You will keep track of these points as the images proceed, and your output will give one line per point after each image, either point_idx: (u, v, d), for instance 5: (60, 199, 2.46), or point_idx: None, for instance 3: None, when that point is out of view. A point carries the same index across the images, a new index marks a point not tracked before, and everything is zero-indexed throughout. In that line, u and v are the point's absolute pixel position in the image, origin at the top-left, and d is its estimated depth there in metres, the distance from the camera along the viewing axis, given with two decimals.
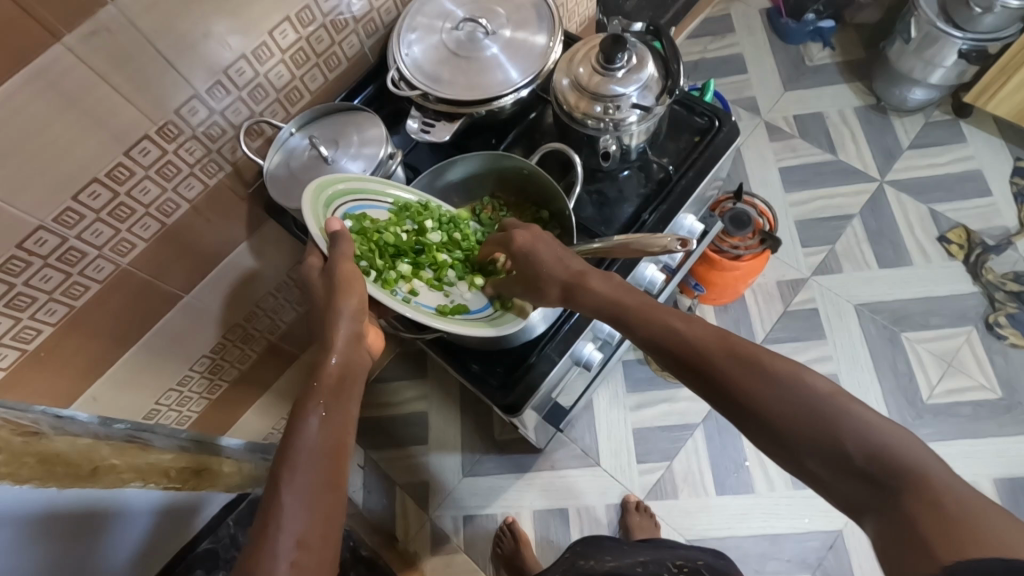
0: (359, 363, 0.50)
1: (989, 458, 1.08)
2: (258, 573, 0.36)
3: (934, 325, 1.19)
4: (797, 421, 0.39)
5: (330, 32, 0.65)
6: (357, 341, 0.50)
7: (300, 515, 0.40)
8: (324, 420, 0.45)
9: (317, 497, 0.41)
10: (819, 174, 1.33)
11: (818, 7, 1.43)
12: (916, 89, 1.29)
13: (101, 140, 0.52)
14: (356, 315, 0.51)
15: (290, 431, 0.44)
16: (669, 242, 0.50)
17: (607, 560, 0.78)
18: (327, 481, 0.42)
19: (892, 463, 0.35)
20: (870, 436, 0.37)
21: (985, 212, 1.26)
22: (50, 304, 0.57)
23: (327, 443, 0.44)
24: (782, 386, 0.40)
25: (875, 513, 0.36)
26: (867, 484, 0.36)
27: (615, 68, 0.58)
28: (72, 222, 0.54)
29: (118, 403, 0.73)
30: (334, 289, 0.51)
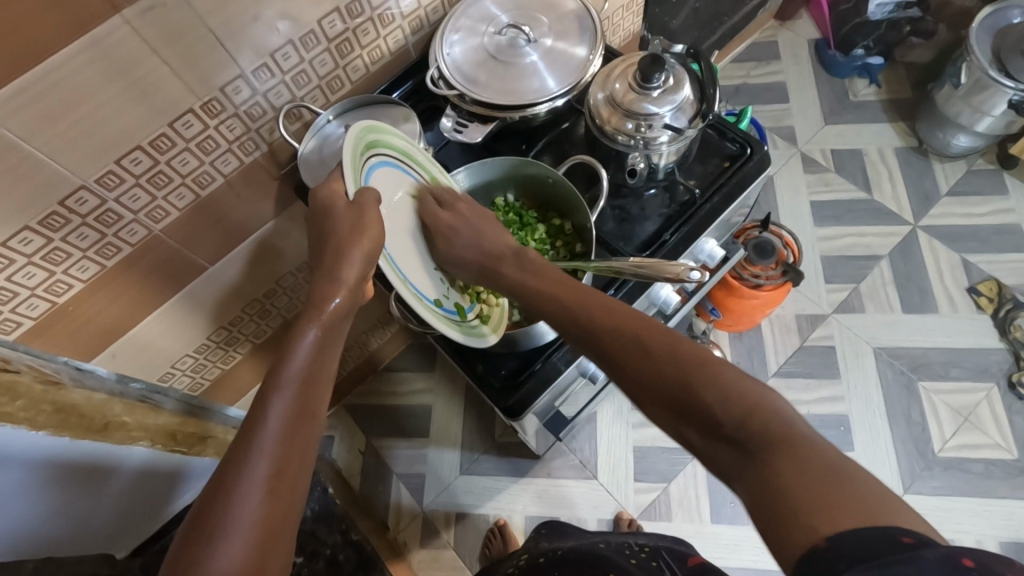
0: (354, 305, 0.52)
1: (997, 519, 1.05)
2: (230, 484, 0.40)
3: (954, 377, 1.16)
4: (676, 389, 0.42)
5: (376, 25, 0.66)
6: (360, 283, 0.52)
7: (278, 440, 0.43)
8: (311, 353, 0.48)
9: (294, 425, 0.44)
10: (851, 211, 1.31)
11: (868, 42, 1.41)
12: (960, 135, 1.27)
13: (147, 110, 0.54)
14: (368, 260, 0.51)
15: (280, 359, 0.47)
16: (681, 271, 0.53)
17: (569, 538, 0.84)
18: (305, 410, 0.45)
19: (756, 429, 0.38)
20: (737, 403, 0.39)
21: (1020, 267, 1.23)
22: (83, 261, 0.60)
23: (309, 375, 0.47)
24: (669, 361, 0.43)
25: (745, 478, 0.37)
26: (739, 447, 0.38)
27: (651, 87, 0.58)
28: (112, 185, 0.57)
29: (135, 362, 0.75)
30: (351, 230, 0.50)
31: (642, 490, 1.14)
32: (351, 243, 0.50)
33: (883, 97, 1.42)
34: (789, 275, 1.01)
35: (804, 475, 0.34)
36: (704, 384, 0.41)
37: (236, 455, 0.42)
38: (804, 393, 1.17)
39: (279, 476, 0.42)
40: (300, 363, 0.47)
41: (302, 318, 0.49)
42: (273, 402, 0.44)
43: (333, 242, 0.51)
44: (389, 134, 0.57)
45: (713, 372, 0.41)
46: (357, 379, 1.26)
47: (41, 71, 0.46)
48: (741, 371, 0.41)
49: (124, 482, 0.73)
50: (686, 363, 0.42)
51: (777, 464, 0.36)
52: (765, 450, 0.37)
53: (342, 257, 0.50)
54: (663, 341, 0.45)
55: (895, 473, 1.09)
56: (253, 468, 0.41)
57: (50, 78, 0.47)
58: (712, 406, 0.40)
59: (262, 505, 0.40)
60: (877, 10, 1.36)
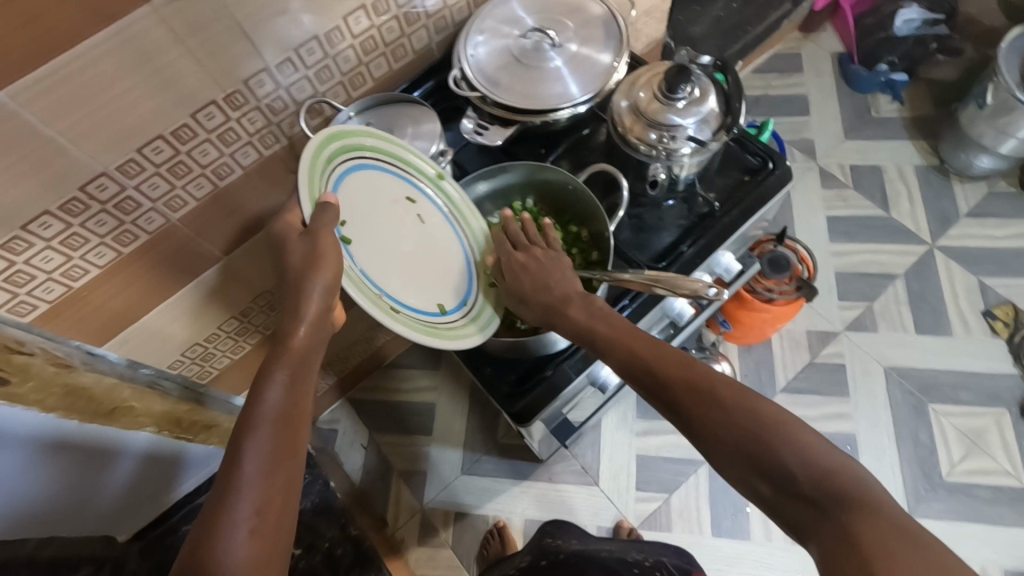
0: (323, 336, 0.53)
1: (1001, 547, 1.04)
2: (218, 531, 0.42)
3: (965, 401, 1.14)
4: (745, 437, 0.44)
5: (401, 24, 0.66)
6: (325, 314, 0.52)
7: (259, 479, 0.44)
8: (285, 389, 0.49)
9: (274, 466, 0.45)
10: (867, 228, 1.30)
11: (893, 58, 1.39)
12: (983, 155, 1.25)
13: (172, 100, 0.55)
14: (329, 289, 0.50)
15: (253, 398, 0.47)
16: (700, 287, 0.53)
17: (573, 541, 0.83)
18: (284, 447, 0.46)
19: (831, 485, 0.39)
20: (815, 461, 0.41)
21: None
22: (100, 247, 0.60)
23: (285, 413, 0.48)
24: (734, 410, 0.45)
25: (817, 534, 0.39)
26: (814, 504, 0.40)
27: (676, 98, 0.58)
28: (132, 172, 0.57)
29: (144, 350, 0.75)
30: (309, 263, 0.50)
31: (643, 499, 1.14)
32: (312, 274, 0.50)
33: (905, 115, 1.41)
34: (798, 293, 1.01)
35: (892, 539, 0.36)
36: (786, 442, 0.42)
37: (218, 499, 0.43)
38: (812, 410, 1.16)
39: (263, 514, 0.43)
40: (272, 402, 0.47)
41: (270, 360, 0.49)
42: (250, 439, 0.45)
43: (292, 275, 0.50)
44: (352, 136, 0.57)
45: (791, 431, 0.42)
46: (363, 373, 1.26)
47: (69, 58, 0.46)
48: (810, 426, 0.43)
49: (132, 465, 0.76)
50: (766, 423, 0.44)
51: (858, 523, 0.37)
52: (842, 506, 0.38)
53: (303, 291, 0.50)
54: (731, 395, 0.46)
55: (900, 495, 1.08)
56: (235, 509, 0.43)
57: (78, 64, 0.47)
58: (785, 460, 0.42)
59: (248, 545, 0.42)
60: (904, 25, 1.36)
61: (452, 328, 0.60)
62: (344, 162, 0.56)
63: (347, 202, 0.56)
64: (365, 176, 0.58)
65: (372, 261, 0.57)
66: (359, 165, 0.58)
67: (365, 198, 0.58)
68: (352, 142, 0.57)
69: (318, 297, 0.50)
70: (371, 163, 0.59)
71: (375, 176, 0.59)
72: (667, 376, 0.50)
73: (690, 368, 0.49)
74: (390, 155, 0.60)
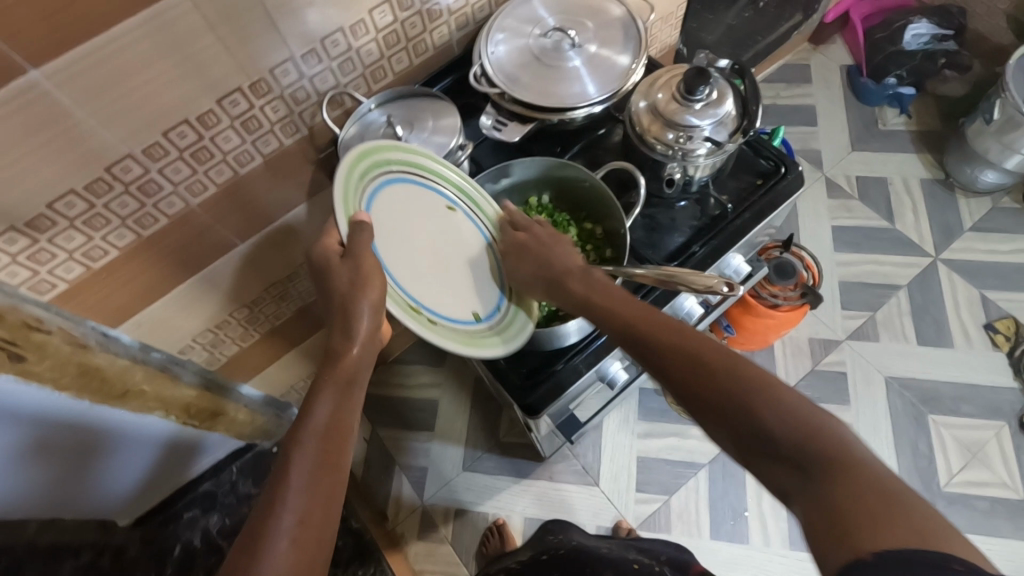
0: (373, 355, 0.55)
1: (997, 559, 1.04)
2: (262, 536, 0.43)
3: (965, 413, 1.15)
4: (732, 399, 0.44)
5: (423, 19, 0.67)
6: (374, 333, 0.54)
7: (303, 492, 0.46)
8: (332, 408, 0.52)
9: (317, 479, 0.47)
10: (872, 238, 1.31)
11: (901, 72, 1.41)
12: (988, 170, 1.27)
13: (199, 85, 0.55)
14: (376, 309, 0.52)
15: (302, 418, 0.50)
16: (715, 283, 0.53)
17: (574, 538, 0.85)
18: (327, 464, 0.49)
19: (812, 448, 0.39)
20: (799, 427, 0.40)
21: None
22: (120, 229, 0.61)
23: (330, 430, 0.50)
24: (724, 373, 0.45)
25: (798, 496, 0.39)
26: (801, 466, 0.39)
27: (694, 99, 0.59)
28: (157, 156, 0.58)
29: (158, 335, 0.75)
30: (358, 281, 0.52)
31: (643, 501, 1.14)
32: (359, 294, 0.52)
33: (912, 128, 1.42)
34: (801, 301, 1.03)
35: (872, 502, 0.35)
36: (786, 412, 0.41)
37: (265, 510, 0.45)
38: None
39: (304, 524, 0.45)
40: (321, 420, 0.50)
41: (321, 380, 0.53)
42: (298, 455, 0.48)
43: (337, 301, 0.53)
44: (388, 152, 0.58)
45: (774, 395, 0.42)
46: (367, 367, 1.27)
47: (103, 40, 0.47)
48: (796, 389, 0.43)
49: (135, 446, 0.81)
50: (771, 393, 0.42)
51: (840, 488, 0.37)
52: (824, 468, 0.38)
53: (352, 313, 0.52)
54: (726, 361, 0.46)
55: None
56: (279, 521, 0.44)
57: (112, 47, 0.48)
58: (768, 421, 0.41)
59: (289, 552, 0.43)
60: (913, 39, 1.38)
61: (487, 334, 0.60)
62: (376, 179, 0.57)
63: (381, 219, 0.57)
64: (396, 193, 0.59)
65: (411, 276, 0.58)
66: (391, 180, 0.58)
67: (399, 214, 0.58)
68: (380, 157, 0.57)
69: (367, 322, 0.53)
70: (402, 177, 0.59)
71: (405, 190, 0.59)
72: (684, 351, 0.48)
73: (710, 346, 0.48)
74: (420, 165, 0.61)
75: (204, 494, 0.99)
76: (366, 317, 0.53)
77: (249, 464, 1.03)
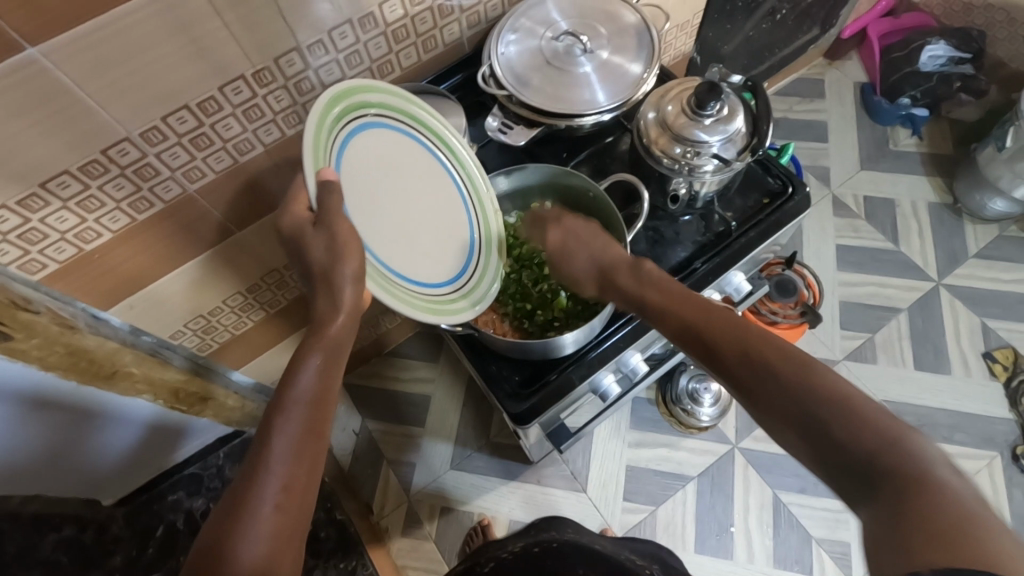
0: (356, 327, 0.54)
1: None
2: (249, 502, 0.45)
3: (958, 441, 1.15)
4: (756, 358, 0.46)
5: (435, 15, 0.66)
6: (359, 306, 0.53)
7: (288, 460, 0.47)
8: (318, 372, 0.52)
9: (301, 446, 0.49)
10: (876, 260, 1.30)
11: (915, 93, 1.39)
12: (997, 198, 1.26)
13: (201, 71, 0.54)
14: (357, 279, 0.51)
15: (286, 384, 0.51)
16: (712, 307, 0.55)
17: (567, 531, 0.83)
18: (310, 429, 0.50)
19: (825, 404, 0.41)
20: (814, 384, 0.43)
21: None
22: (115, 212, 0.60)
23: (315, 397, 0.51)
24: (739, 336, 0.48)
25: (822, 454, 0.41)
26: (861, 474, 0.39)
27: (704, 115, 0.57)
28: (155, 140, 0.57)
29: (149, 320, 0.74)
30: (336, 254, 0.50)
31: (630, 509, 1.14)
32: (338, 265, 0.50)
33: (923, 150, 1.41)
34: (801, 318, 1.01)
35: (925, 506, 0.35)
36: (831, 412, 0.41)
37: (250, 477, 0.46)
38: None
39: (289, 492, 0.47)
40: (305, 386, 0.51)
41: (306, 344, 0.52)
42: (283, 424, 0.49)
43: (319, 271, 0.51)
44: (354, 93, 0.55)
45: (794, 358, 0.45)
46: (360, 360, 1.26)
47: (104, 19, 0.46)
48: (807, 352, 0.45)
49: (117, 426, 0.80)
50: (816, 389, 0.42)
51: (907, 497, 0.36)
52: (875, 473, 0.38)
53: (333, 283, 0.50)
54: (726, 325, 0.50)
55: None
56: (262, 489, 0.46)
57: (112, 29, 0.47)
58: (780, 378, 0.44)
59: (272, 520, 0.45)
60: (930, 61, 1.37)
61: (447, 302, 0.61)
62: (352, 121, 0.55)
63: (354, 168, 0.55)
64: (366, 141, 0.56)
65: (381, 227, 0.57)
66: (367, 125, 0.56)
67: (376, 162, 0.57)
68: (358, 99, 0.55)
69: (349, 298, 0.51)
70: (381, 121, 0.58)
71: (384, 136, 0.58)
72: (716, 334, 0.50)
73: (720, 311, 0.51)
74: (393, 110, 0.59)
75: (188, 478, 0.99)
76: (346, 291, 0.51)
77: (236, 450, 1.03)
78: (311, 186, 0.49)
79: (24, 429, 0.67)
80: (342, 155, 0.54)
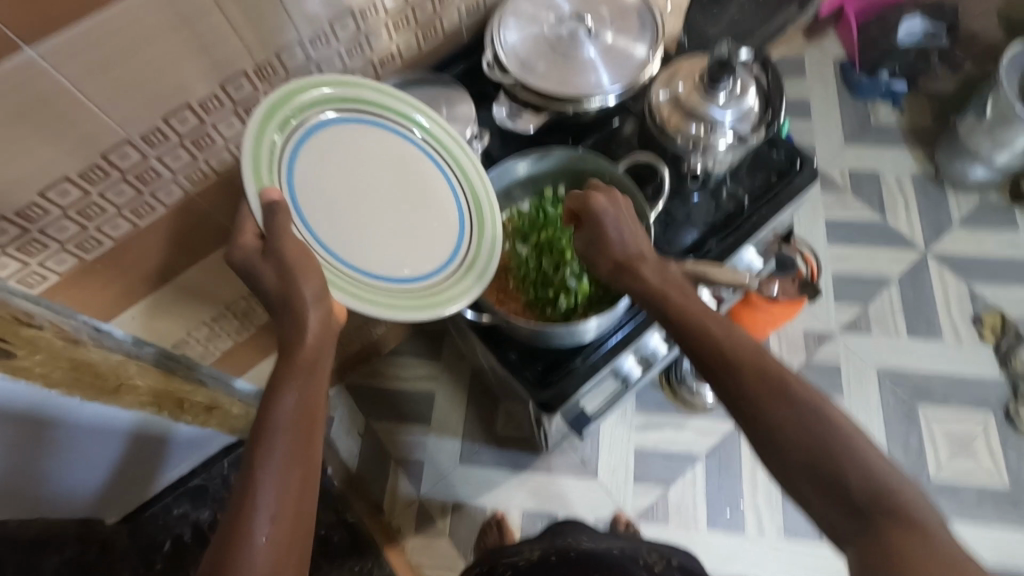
0: (333, 343, 0.53)
1: (983, 545, 1.08)
2: (240, 534, 0.44)
3: (953, 404, 1.18)
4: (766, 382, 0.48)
5: (435, 3, 0.65)
6: (328, 323, 0.52)
7: (276, 487, 0.46)
8: (298, 395, 0.50)
9: (290, 471, 0.47)
10: (865, 233, 1.33)
11: (893, 68, 1.42)
12: (977, 166, 1.30)
13: (203, 68, 0.53)
14: (317, 297, 0.50)
15: (264, 409, 0.49)
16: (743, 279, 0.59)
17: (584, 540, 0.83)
18: (298, 453, 0.48)
19: (822, 441, 0.44)
20: (820, 423, 0.45)
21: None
22: (116, 219, 0.58)
23: (300, 419, 0.49)
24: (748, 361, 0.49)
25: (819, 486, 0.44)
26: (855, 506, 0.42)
27: (717, 92, 0.58)
28: (157, 142, 0.55)
29: (150, 330, 0.72)
30: (291, 274, 0.49)
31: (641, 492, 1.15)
32: (297, 287, 0.49)
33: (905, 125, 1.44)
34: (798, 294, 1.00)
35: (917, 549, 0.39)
36: (835, 449, 0.44)
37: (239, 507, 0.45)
38: None
39: (279, 519, 0.45)
40: (285, 412, 0.49)
41: (281, 370, 0.50)
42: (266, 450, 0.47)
43: (276, 298, 0.50)
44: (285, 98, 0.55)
45: (788, 386, 0.47)
46: (361, 359, 1.24)
47: (103, 18, 0.44)
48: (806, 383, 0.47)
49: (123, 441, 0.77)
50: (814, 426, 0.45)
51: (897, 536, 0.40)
52: (885, 517, 0.40)
53: (295, 305, 0.49)
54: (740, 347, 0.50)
55: None
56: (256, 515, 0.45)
57: (110, 26, 0.45)
58: (781, 410, 0.46)
59: (267, 549, 0.44)
60: (907, 37, 1.42)
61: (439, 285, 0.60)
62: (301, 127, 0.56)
63: (302, 179, 0.55)
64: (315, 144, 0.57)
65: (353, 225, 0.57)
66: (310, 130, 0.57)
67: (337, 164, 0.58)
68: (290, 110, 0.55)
69: (316, 321, 0.50)
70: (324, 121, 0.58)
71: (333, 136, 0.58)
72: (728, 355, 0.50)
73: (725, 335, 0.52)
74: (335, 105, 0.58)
75: (192, 490, 0.96)
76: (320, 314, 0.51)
77: (240, 458, 1.00)
78: (256, 210, 0.49)
79: (31, 452, 0.65)
80: (292, 168, 0.55)
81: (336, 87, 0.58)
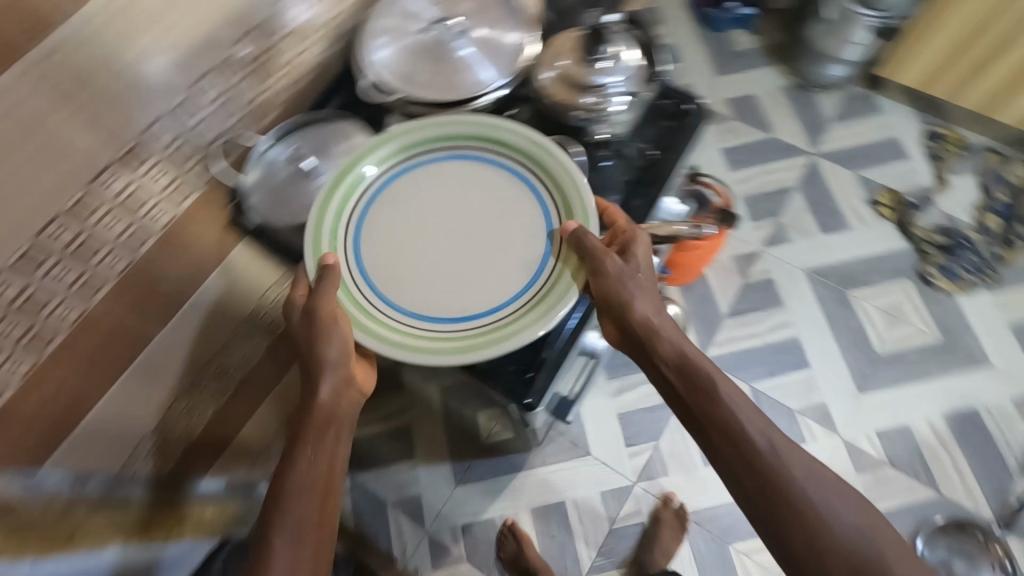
0: (357, 405, 0.58)
1: (936, 397, 1.18)
2: None
3: (876, 281, 1.28)
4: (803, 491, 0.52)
5: (289, 44, 0.65)
6: (348, 382, 0.57)
7: (293, 549, 0.52)
8: (315, 454, 0.55)
9: (302, 536, 0.52)
10: (758, 152, 1.41)
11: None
12: (833, 66, 1.40)
13: (69, 169, 0.50)
14: (348, 342, 0.55)
15: (281, 473, 0.54)
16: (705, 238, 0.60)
17: None
18: (313, 519, 0.53)
19: (865, 550, 0.50)
20: (861, 536, 0.50)
21: (906, 173, 1.37)
22: (13, 356, 0.52)
23: (322, 479, 0.55)
24: (791, 468, 0.53)
25: None
26: None
27: (597, 58, 0.61)
28: (34, 261, 0.50)
29: (89, 463, 0.65)
30: (316, 326, 0.54)
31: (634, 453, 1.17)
32: (322, 345, 0.54)
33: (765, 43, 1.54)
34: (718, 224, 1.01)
35: None
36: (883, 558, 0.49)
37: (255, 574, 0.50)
38: (756, 327, 1.25)
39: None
40: (299, 473, 0.54)
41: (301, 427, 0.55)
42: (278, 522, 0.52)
43: (306, 352, 0.55)
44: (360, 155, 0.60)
45: (829, 492, 0.52)
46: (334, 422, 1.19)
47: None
48: (842, 490, 0.53)
49: None
50: (855, 542, 0.50)
51: None
52: None
53: (319, 354, 0.54)
54: (783, 455, 0.54)
55: (847, 378, 1.21)
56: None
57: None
58: (833, 527, 0.51)
59: None
60: None
61: (503, 323, 0.55)
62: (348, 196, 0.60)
63: (382, 226, 0.60)
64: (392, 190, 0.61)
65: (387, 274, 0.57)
66: (401, 170, 0.62)
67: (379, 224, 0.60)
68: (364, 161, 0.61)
69: (329, 387, 0.56)
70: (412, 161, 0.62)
71: (419, 173, 0.62)
72: (769, 466, 0.53)
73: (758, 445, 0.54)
74: (415, 144, 0.62)
75: None
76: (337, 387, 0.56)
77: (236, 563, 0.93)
78: (312, 271, 0.56)
79: None
80: (367, 220, 0.60)
81: (406, 134, 0.62)
